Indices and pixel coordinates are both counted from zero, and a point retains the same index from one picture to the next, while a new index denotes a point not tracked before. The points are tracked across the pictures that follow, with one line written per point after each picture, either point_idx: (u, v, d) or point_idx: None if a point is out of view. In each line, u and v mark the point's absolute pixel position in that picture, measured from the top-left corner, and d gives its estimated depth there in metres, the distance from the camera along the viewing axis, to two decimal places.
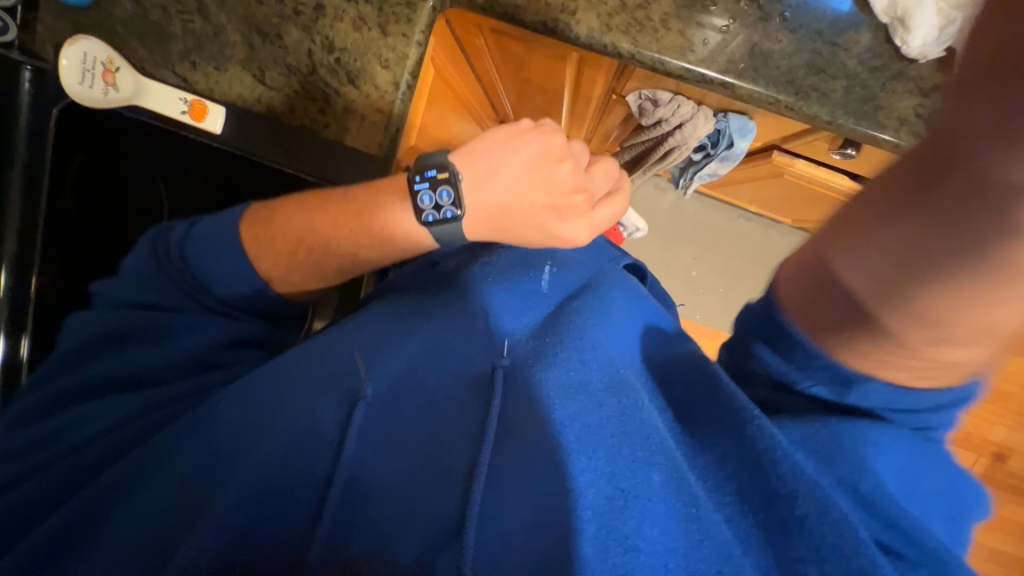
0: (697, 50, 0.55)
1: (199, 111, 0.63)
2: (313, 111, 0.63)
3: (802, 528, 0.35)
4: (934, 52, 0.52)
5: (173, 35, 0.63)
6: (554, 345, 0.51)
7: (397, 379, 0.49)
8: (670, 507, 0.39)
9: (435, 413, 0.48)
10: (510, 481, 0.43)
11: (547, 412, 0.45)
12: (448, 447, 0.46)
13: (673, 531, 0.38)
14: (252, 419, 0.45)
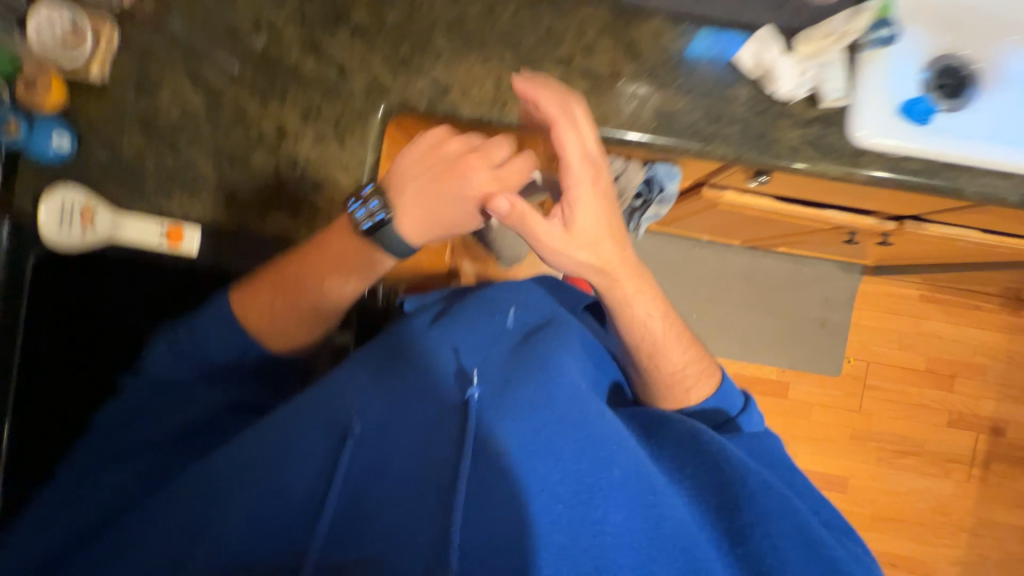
0: (612, 118, 0.65)
1: (175, 235, 0.67)
2: (285, 219, 0.68)
3: (747, 537, 0.48)
4: (800, 93, 0.62)
5: (149, 174, 0.69)
6: (520, 364, 0.57)
7: (381, 418, 0.54)
8: (633, 503, 0.48)
9: (419, 444, 0.53)
10: (484, 491, 0.49)
11: (512, 427, 0.51)
12: (427, 466, 0.51)
13: (635, 521, 0.47)
14: (250, 471, 0.51)
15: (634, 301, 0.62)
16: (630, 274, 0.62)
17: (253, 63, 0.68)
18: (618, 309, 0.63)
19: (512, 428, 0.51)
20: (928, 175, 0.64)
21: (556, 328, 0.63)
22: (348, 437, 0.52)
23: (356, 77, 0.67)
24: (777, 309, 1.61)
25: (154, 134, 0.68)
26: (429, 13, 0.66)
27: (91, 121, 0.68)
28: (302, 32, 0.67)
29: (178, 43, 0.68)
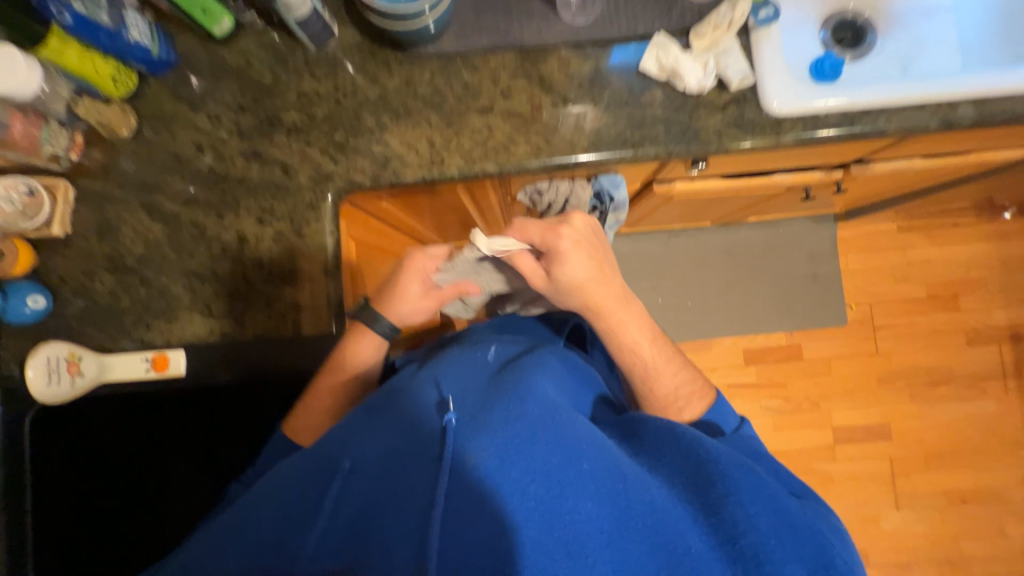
0: (545, 149, 0.69)
1: (161, 362, 0.68)
2: (261, 319, 0.69)
3: (722, 516, 0.44)
4: (708, 83, 0.66)
5: (125, 309, 0.71)
6: (509, 381, 0.52)
7: (372, 451, 0.50)
8: (613, 501, 0.43)
9: (403, 467, 0.48)
10: (465, 506, 0.43)
11: (492, 437, 0.45)
12: (412, 490, 0.46)
13: (613, 518, 0.42)
14: (243, 522, 0.49)
15: (622, 322, 0.67)
16: (613, 305, 0.67)
17: (203, 181, 0.71)
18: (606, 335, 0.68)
19: (494, 433, 0.45)
20: (848, 125, 0.67)
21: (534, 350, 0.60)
22: (342, 469, 0.49)
23: (300, 171, 0.70)
24: (766, 276, 1.62)
25: (124, 270, 0.71)
26: (353, 97, 0.70)
27: (62, 273, 0.71)
28: (241, 143, 0.71)
29: (130, 182, 0.72)
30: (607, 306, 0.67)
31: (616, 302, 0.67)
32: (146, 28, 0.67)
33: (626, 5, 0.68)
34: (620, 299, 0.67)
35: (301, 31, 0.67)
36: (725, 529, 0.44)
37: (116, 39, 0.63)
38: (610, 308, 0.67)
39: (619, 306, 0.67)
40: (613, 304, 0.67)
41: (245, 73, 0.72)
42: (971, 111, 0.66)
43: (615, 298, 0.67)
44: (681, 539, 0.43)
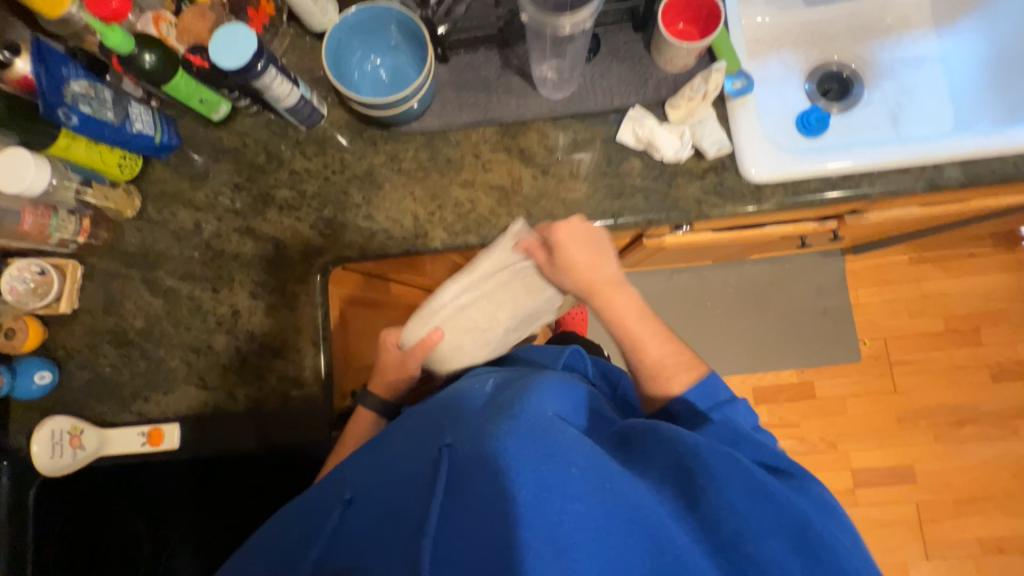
0: (527, 219, 0.70)
1: (156, 436, 0.70)
2: (252, 391, 0.71)
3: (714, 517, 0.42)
4: (685, 154, 0.66)
5: (125, 382, 0.73)
6: (501, 399, 0.51)
7: (369, 481, 0.51)
8: (600, 503, 0.40)
9: (395, 494, 0.48)
10: (458, 524, 0.42)
11: (486, 453, 0.44)
12: (408, 511, 0.45)
13: (601, 520, 0.40)
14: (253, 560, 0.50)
15: (614, 299, 0.65)
16: (605, 284, 0.65)
17: (200, 257, 0.74)
18: (596, 306, 0.65)
19: (478, 445, 0.45)
20: (831, 190, 0.66)
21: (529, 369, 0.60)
22: (342, 500, 0.51)
23: (291, 246, 0.73)
24: (773, 311, 1.59)
25: (125, 344, 0.74)
26: (341, 173, 0.73)
27: (68, 347, 0.75)
28: (236, 220, 0.75)
29: (133, 259, 0.76)
30: (592, 288, 0.65)
31: (604, 276, 0.65)
32: (148, 118, 0.71)
33: (602, 79, 0.70)
34: (608, 270, 0.65)
35: (291, 116, 0.70)
36: (718, 538, 0.41)
37: (120, 131, 0.68)
38: (599, 282, 0.65)
39: (608, 283, 0.65)
40: (603, 281, 0.65)
41: (241, 154, 0.76)
42: (958, 172, 0.65)
43: (606, 275, 0.65)
44: (671, 543, 0.40)
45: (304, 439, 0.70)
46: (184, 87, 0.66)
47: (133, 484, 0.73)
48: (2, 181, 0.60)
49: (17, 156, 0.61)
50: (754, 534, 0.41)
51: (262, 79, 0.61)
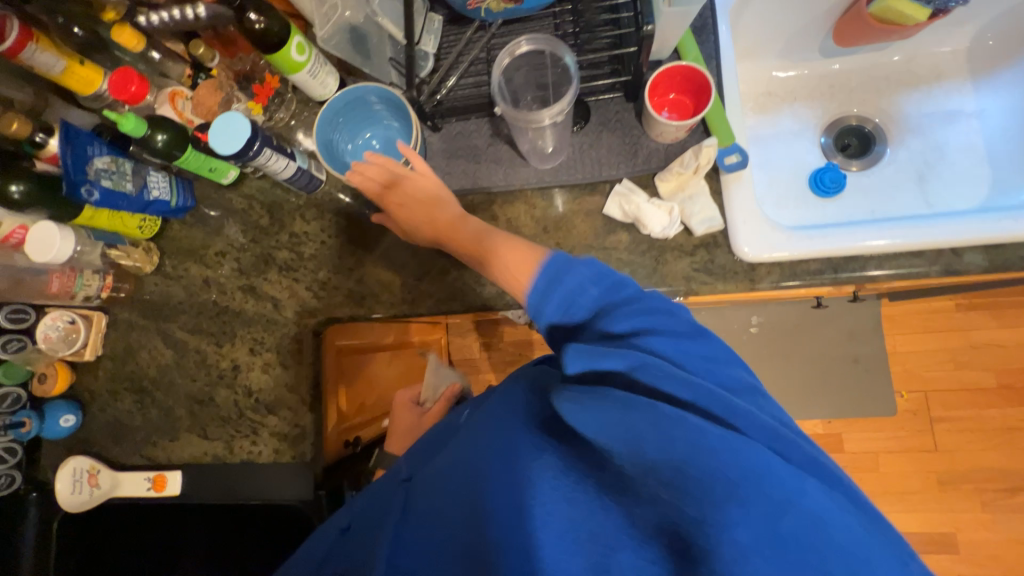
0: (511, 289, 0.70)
1: (161, 481, 0.75)
2: (248, 444, 0.75)
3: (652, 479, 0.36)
4: (672, 231, 0.64)
5: (137, 427, 0.79)
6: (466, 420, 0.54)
7: (359, 506, 0.55)
8: (511, 485, 0.40)
9: (370, 515, 0.52)
10: (417, 536, 0.44)
11: (439, 470, 0.47)
12: (378, 532, 0.48)
13: (516, 502, 0.39)
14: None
15: (464, 229, 0.64)
16: (452, 226, 0.65)
17: (207, 312, 0.79)
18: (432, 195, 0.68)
19: (431, 469, 0.48)
20: (832, 273, 0.63)
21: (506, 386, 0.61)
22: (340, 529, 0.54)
23: (288, 306, 0.76)
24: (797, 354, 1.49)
25: (139, 391, 0.80)
26: (336, 238, 0.76)
27: (91, 390, 0.81)
28: (240, 279, 0.79)
29: (149, 312, 0.81)
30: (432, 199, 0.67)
31: (463, 232, 0.64)
32: (165, 184, 0.76)
33: (591, 150, 0.69)
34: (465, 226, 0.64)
35: (291, 185, 0.73)
36: (637, 490, 0.36)
37: (137, 199, 0.73)
38: (448, 229, 0.65)
39: (472, 240, 0.63)
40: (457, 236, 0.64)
41: (247, 216, 0.80)
42: (980, 257, 0.61)
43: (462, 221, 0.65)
44: (591, 508, 0.37)
45: (292, 495, 0.73)
46: (192, 160, 0.71)
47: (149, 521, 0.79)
48: (33, 252, 0.66)
49: (46, 229, 0.67)
50: (673, 477, 0.34)
51: (257, 159, 0.64)
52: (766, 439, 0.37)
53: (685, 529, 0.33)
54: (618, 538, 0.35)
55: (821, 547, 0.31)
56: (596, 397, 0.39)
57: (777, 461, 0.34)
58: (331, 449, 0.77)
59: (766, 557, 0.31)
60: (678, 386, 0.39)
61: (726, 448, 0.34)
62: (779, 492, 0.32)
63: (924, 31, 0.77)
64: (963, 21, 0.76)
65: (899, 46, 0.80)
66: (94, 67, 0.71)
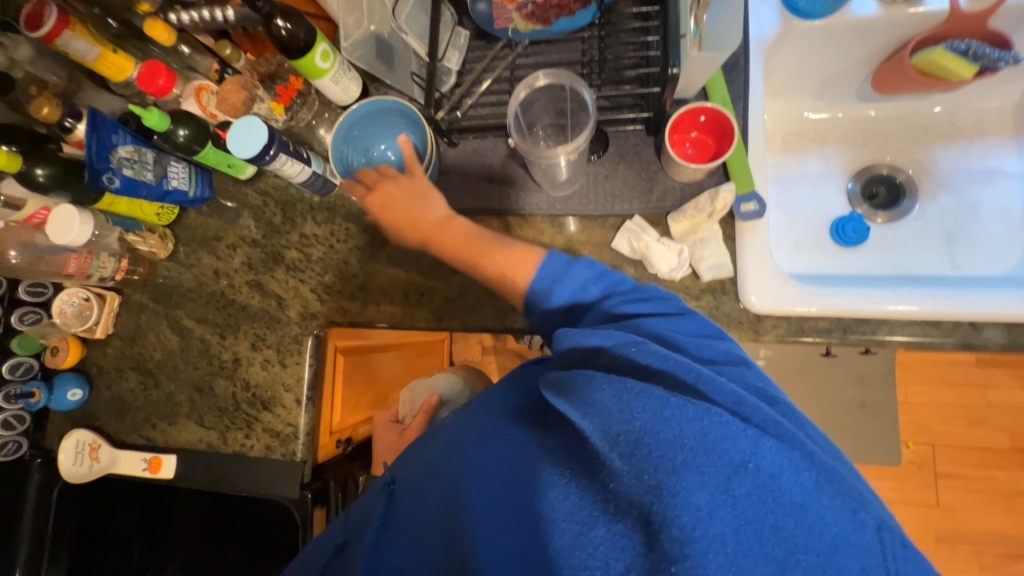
0: (511, 313, 0.69)
1: (156, 463, 0.78)
2: (241, 437, 0.76)
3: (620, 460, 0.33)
4: (680, 273, 0.63)
5: (139, 407, 0.81)
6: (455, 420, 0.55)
7: (353, 515, 0.54)
8: (484, 473, 0.43)
9: (362, 527, 0.52)
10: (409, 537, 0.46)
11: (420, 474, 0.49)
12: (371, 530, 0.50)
13: (492, 491, 0.41)
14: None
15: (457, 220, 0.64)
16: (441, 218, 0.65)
17: (214, 303, 0.81)
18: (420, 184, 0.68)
19: (414, 474, 0.50)
20: (841, 334, 0.61)
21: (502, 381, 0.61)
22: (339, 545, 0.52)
23: (292, 305, 0.78)
24: None
25: (144, 372, 0.82)
26: (345, 244, 0.77)
27: (100, 366, 0.84)
28: (249, 273, 0.80)
29: (159, 296, 0.83)
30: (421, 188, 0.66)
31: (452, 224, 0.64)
32: (185, 174, 0.78)
33: (606, 181, 0.67)
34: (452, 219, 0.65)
35: (306, 188, 0.74)
36: (601, 464, 0.35)
37: (157, 187, 0.74)
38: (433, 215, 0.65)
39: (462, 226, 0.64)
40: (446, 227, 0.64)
41: (261, 212, 0.81)
42: (999, 334, 0.59)
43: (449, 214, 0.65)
44: (567, 490, 0.36)
45: (279, 491, 0.74)
46: (213, 156, 0.72)
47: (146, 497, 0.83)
48: (54, 233, 0.68)
49: (67, 212, 0.69)
50: (631, 447, 0.32)
51: (273, 163, 0.65)
52: (732, 402, 0.33)
53: (643, 499, 0.31)
54: (590, 515, 0.33)
55: (778, 508, 0.29)
56: (558, 380, 0.40)
57: (741, 423, 0.31)
58: (322, 450, 0.78)
59: (724, 519, 0.29)
60: (657, 362, 0.37)
61: (682, 413, 0.32)
62: (734, 454, 0.30)
63: (969, 85, 0.74)
64: (1013, 77, 0.72)
65: (942, 96, 0.76)
66: (125, 55, 0.72)
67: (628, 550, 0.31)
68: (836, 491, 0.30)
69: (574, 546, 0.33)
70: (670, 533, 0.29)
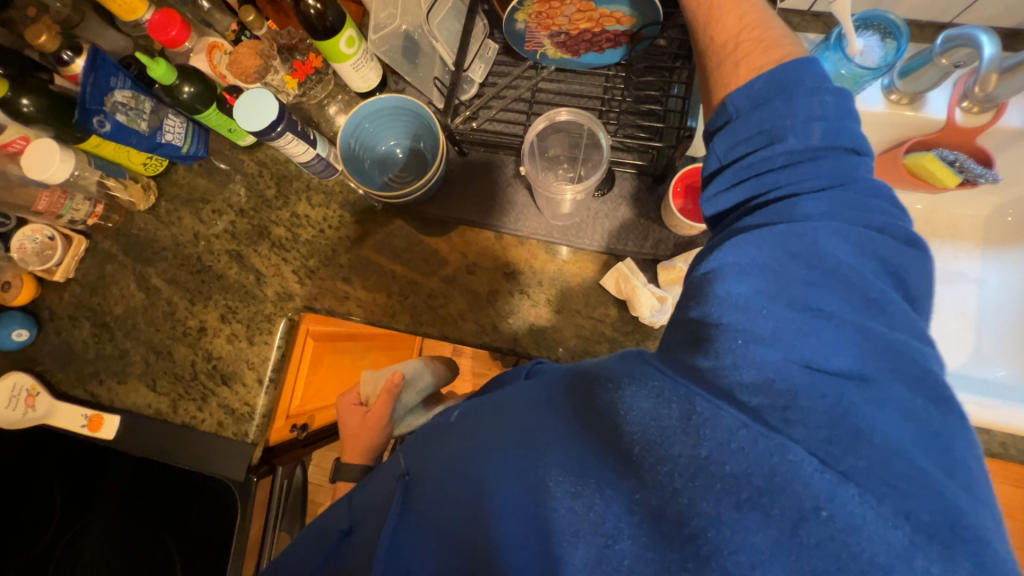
0: (490, 330, 0.70)
1: (96, 422, 0.74)
2: (193, 409, 0.74)
3: (677, 482, 0.30)
4: (660, 319, 0.64)
5: (89, 360, 0.77)
6: (485, 398, 0.46)
7: (359, 500, 0.48)
8: (512, 473, 0.35)
9: (359, 526, 0.45)
10: (419, 529, 0.39)
11: (441, 458, 0.41)
12: (363, 526, 0.44)
13: (522, 497, 0.34)
14: (286, 557, 0.49)
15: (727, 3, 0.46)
16: None
17: (188, 266, 0.78)
18: None
19: (431, 457, 0.42)
20: None
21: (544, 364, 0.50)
22: (341, 530, 0.46)
23: (270, 283, 0.76)
24: None
25: (101, 324, 0.78)
26: (336, 231, 0.75)
27: (52, 310, 0.80)
28: (230, 242, 0.78)
29: (131, 247, 0.80)
30: None
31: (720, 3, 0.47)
32: (181, 130, 0.75)
33: (603, 219, 0.69)
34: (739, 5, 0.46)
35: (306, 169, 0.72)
36: (643, 473, 0.31)
37: (150, 139, 0.71)
38: None
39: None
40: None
41: (255, 182, 0.79)
42: None
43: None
44: (592, 498, 0.32)
45: (225, 465, 0.72)
46: (213, 117, 0.70)
47: (80, 458, 0.78)
48: (29, 168, 0.64)
49: (48, 146, 0.65)
50: (693, 474, 0.30)
51: (277, 141, 0.63)
52: (831, 432, 0.29)
53: (694, 523, 0.29)
54: (617, 524, 0.31)
55: (859, 568, 0.26)
56: (614, 382, 0.35)
57: (820, 462, 0.28)
58: (274, 437, 0.76)
59: (786, 566, 0.27)
60: (747, 365, 0.31)
61: (757, 447, 0.29)
62: (807, 499, 0.27)
63: (951, 193, 0.79)
64: (989, 192, 0.78)
65: (926, 196, 0.81)
66: None
67: (652, 567, 0.29)
68: (949, 553, 0.26)
69: (592, 558, 0.30)
70: (720, 565, 0.27)
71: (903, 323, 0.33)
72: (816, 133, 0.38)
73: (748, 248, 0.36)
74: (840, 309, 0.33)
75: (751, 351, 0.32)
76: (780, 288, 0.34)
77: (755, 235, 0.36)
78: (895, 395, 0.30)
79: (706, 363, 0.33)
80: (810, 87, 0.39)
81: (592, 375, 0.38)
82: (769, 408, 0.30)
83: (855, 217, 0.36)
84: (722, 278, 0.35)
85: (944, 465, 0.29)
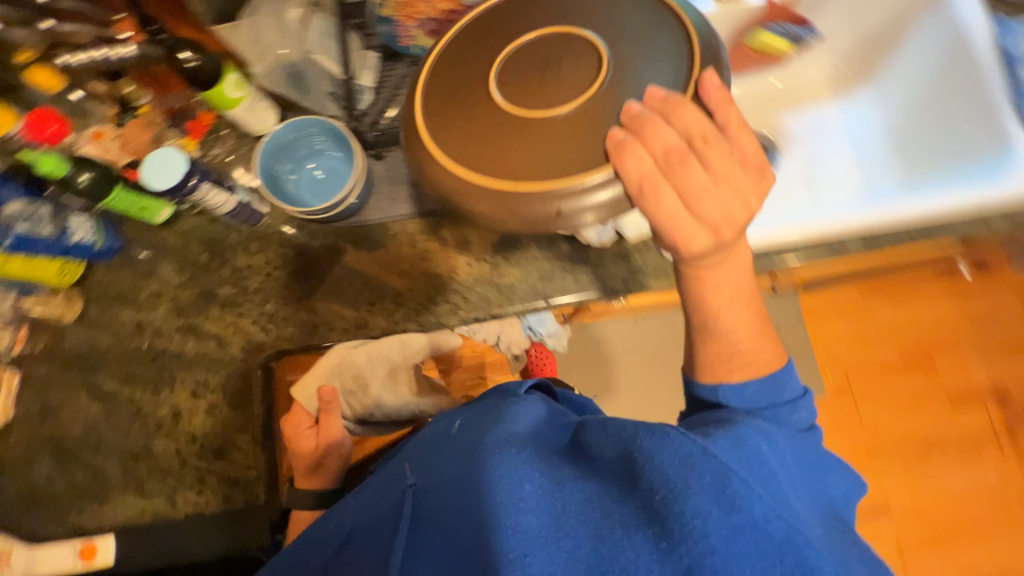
0: (463, 304, 0.72)
1: (89, 551, 0.67)
2: (192, 496, 0.70)
3: (681, 514, 0.34)
4: (607, 237, 0.69)
5: (60, 493, 0.71)
6: (484, 428, 0.51)
7: (357, 513, 0.56)
8: (533, 516, 0.38)
9: (377, 520, 0.53)
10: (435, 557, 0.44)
11: (461, 492, 0.44)
12: (374, 542, 0.50)
13: (541, 533, 0.37)
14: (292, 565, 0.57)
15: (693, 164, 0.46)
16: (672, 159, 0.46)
17: (141, 358, 0.74)
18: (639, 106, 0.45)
19: (445, 480, 0.48)
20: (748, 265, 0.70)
21: (551, 414, 0.54)
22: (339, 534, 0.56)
23: (234, 342, 0.74)
24: None
25: (63, 453, 0.72)
26: (283, 270, 0.75)
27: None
28: (178, 319, 0.75)
29: (72, 362, 0.75)
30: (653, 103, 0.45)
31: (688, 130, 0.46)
32: (89, 225, 0.73)
33: None
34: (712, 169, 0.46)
35: (231, 218, 0.72)
36: (669, 522, 0.34)
37: (59, 243, 0.69)
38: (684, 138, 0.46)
39: (674, 152, 0.46)
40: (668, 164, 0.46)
41: (185, 253, 0.77)
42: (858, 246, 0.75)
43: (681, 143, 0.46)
44: (618, 544, 0.35)
45: (244, 538, 0.68)
46: (123, 199, 0.69)
47: None
48: None
49: None
50: (721, 534, 0.33)
51: (194, 194, 0.64)
52: (821, 544, 0.34)
53: (699, 557, 0.33)
54: (626, 555, 0.34)
55: None
56: (632, 435, 0.40)
57: (808, 540, 0.33)
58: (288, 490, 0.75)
59: None
60: (692, 463, 0.36)
61: (756, 521, 0.33)
62: (791, 556, 0.32)
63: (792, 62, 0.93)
64: (819, 55, 0.94)
65: (777, 73, 0.95)
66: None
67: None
68: None
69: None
70: None
71: (835, 523, 0.42)
72: (784, 445, 0.44)
73: (748, 432, 0.42)
74: (791, 478, 0.41)
75: (732, 444, 0.39)
76: (749, 438, 0.41)
77: (744, 427, 0.43)
78: (843, 540, 0.37)
79: (721, 434, 0.40)
80: (768, 430, 0.44)
81: (603, 425, 0.44)
82: (752, 482, 0.35)
83: (819, 503, 0.43)
84: (724, 432, 0.40)
85: (875, 573, 0.36)
